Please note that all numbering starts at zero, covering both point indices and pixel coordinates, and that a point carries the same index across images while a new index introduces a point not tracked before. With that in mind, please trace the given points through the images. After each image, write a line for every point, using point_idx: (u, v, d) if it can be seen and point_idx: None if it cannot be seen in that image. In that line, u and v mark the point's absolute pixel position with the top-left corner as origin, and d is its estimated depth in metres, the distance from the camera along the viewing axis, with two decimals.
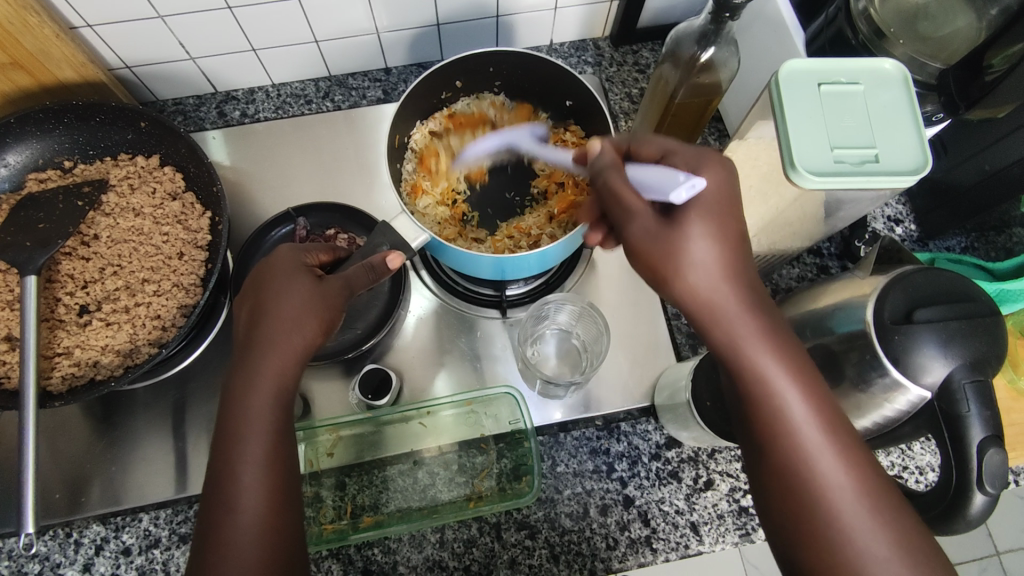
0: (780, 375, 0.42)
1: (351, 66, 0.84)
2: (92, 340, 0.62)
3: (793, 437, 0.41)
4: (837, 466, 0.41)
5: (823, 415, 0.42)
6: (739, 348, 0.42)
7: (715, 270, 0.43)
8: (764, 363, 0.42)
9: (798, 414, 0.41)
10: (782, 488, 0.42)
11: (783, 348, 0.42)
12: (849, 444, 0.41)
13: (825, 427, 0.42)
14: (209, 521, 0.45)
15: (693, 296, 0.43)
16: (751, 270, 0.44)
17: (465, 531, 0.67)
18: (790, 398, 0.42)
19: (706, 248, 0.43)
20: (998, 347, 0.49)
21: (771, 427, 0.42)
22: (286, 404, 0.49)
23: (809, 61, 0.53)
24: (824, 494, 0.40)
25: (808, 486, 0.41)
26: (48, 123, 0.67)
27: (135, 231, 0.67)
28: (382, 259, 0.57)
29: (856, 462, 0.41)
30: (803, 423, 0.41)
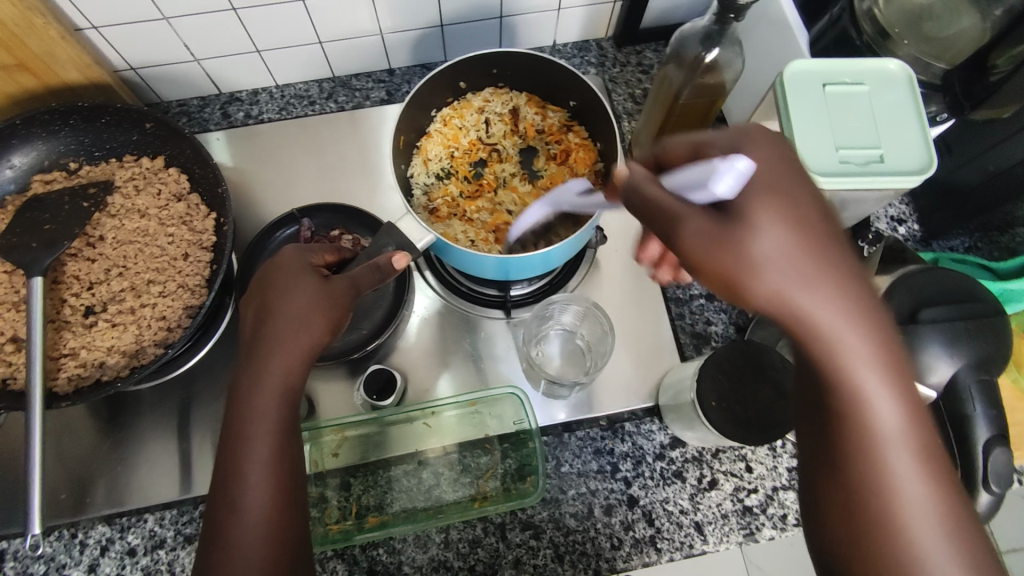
0: (876, 389, 0.37)
1: (355, 67, 0.84)
2: (98, 341, 0.62)
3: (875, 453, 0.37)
4: (917, 483, 0.36)
5: (916, 438, 0.37)
6: (826, 353, 0.37)
7: (795, 277, 0.37)
8: (862, 378, 0.37)
9: (889, 428, 0.37)
10: (848, 509, 0.38)
11: (884, 360, 0.37)
12: (943, 474, 0.37)
13: (920, 455, 0.37)
14: (216, 520, 0.45)
15: (759, 293, 0.37)
16: (859, 276, 0.38)
17: (470, 532, 0.67)
18: (880, 410, 0.37)
19: (697, 222, 0.38)
20: (1003, 347, 0.49)
21: (851, 438, 0.37)
22: (292, 404, 0.49)
23: (814, 62, 0.53)
24: (901, 520, 0.36)
25: (879, 512, 0.37)
26: (53, 125, 0.67)
27: (140, 232, 0.67)
28: (388, 259, 0.57)
29: (936, 464, 0.36)
30: (892, 440, 0.37)
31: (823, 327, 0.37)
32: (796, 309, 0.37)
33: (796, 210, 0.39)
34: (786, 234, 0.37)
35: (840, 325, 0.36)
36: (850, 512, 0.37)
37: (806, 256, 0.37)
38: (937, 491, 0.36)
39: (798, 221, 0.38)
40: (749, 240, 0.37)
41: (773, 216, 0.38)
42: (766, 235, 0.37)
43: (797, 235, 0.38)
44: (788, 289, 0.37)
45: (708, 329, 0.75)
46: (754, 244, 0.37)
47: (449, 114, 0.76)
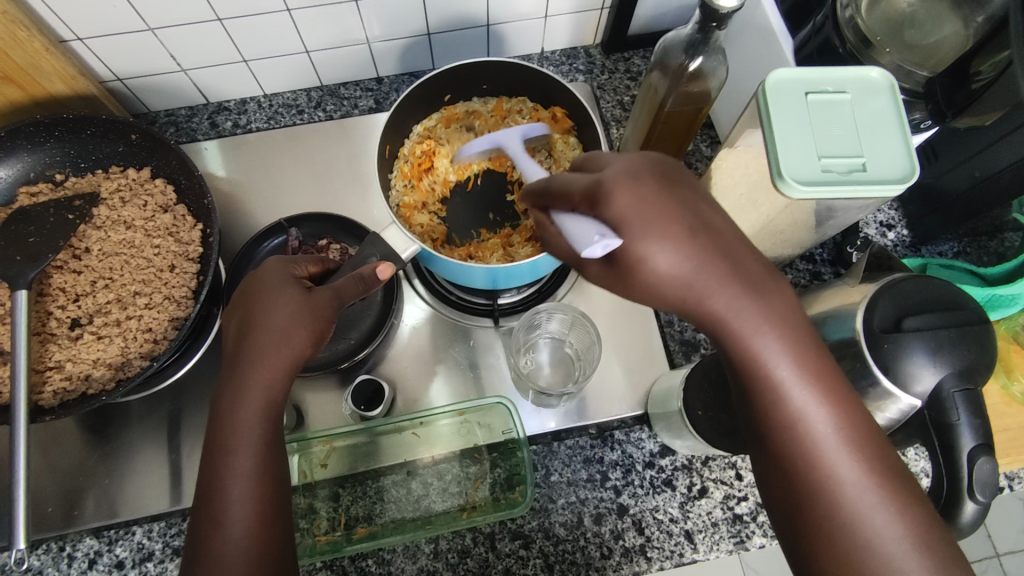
0: (781, 355, 0.39)
1: (343, 76, 0.84)
2: (83, 354, 0.62)
3: (787, 414, 0.39)
4: (842, 445, 0.39)
5: (825, 390, 0.40)
6: (736, 334, 0.40)
7: (686, 275, 0.40)
8: (758, 346, 0.39)
9: (799, 396, 0.39)
10: (786, 475, 0.40)
11: (785, 329, 0.40)
12: (858, 422, 0.40)
13: (843, 425, 0.39)
14: (198, 535, 0.45)
15: (661, 287, 0.41)
16: (737, 251, 0.41)
17: (459, 542, 0.67)
18: (786, 379, 0.39)
19: (666, 256, 0.40)
20: (988, 355, 0.49)
21: (767, 411, 0.40)
22: (276, 416, 0.49)
23: (796, 71, 0.53)
24: (833, 485, 0.39)
25: (817, 476, 0.39)
26: (39, 137, 0.67)
27: (126, 243, 0.67)
28: (372, 270, 0.57)
29: (858, 442, 0.39)
30: (805, 404, 0.39)
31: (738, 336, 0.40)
32: (703, 281, 0.40)
33: (660, 215, 0.41)
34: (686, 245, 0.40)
35: (735, 304, 0.40)
36: (790, 475, 0.40)
37: (700, 260, 0.40)
38: (860, 453, 0.39)
39: (679, 233, 0.40)
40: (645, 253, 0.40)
41: (662, 233, 0.40)
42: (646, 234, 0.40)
43: (688, 250, 0.40)
44: (679, 270, 0.40)
45: (697, 336, 0.75)
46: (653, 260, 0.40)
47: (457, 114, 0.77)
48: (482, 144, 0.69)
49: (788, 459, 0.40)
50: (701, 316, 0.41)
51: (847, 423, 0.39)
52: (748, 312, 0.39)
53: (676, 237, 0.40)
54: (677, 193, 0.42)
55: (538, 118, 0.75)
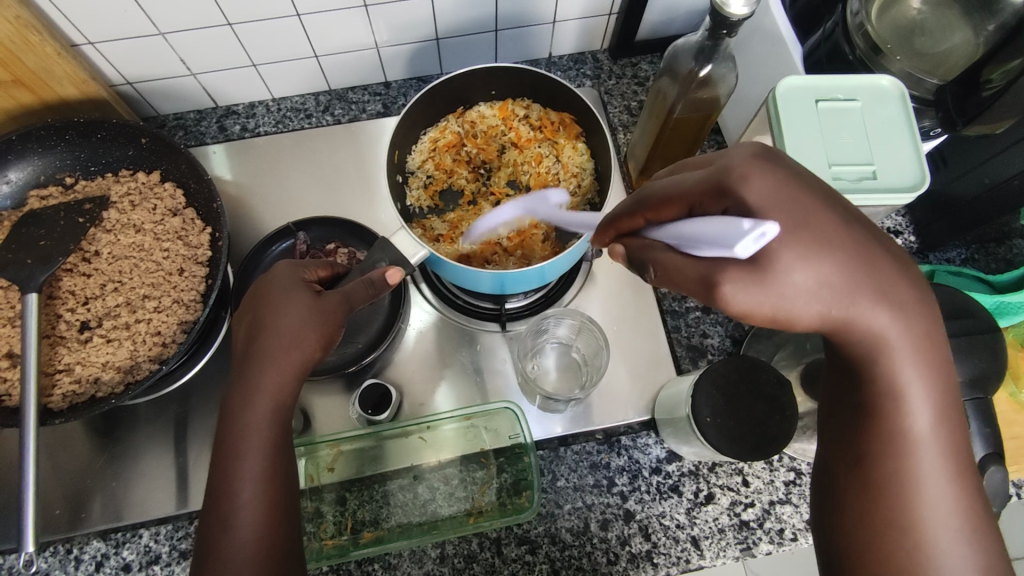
0: (921, 372, 0.36)
1: (351, 80, 0.84)
2: (93, 357, 0.62)
3: (899, 446, 0.37)
4: (939, 479, 0.37)
5: (946, 419, 0.37)
6: (853, 341, 0.36)
7: (821, 290, 0.34)
8: (903, 370, 0.36)
9: (915, 421, 0.37)
10: (864, 491, 0.38)
11: (934, 349, 0.36)
12: (955, 440, 0.38)
13: (954, 462, 0.37)
14: (207, 537, 0.45)
15: (753, 311, 0.34)
16: (884, 259, 0.35)
17: (466, 547, 0.67)
18: (910, 391, 0.36)
19: (808, 273, 0.33)
20: (997, 363, 0.49)
21: (882, 425, 0.38)
22: (284, 419, 0.49)
23: (806, 78, 0.53)
24: (916, 509, 0.37)
25: (900, 496, 0.37)
26: (49, 140, 0.67)
27: (136, 247, 0.67)
28: (381, 275, 0.57)
29: (961, 477, 0.37)
30: (920, 415, 0.37)
31: (873, 345, 0.36)
32: (838, 289, 0.33)
33: (815, 220, 0.34)
34: (815, 257, 0.33)
35: (829, 317, 0.34)
36: (871, 492, 0.38)
37: (842, 274, 0.34)
38: (955, 480, 0.37)
39: (829, 246, 0.34)
40: (783, 272, 0.33)
41: (800, 244, 0.33)
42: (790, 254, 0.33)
43: (830, 263, 0.34)
44: (817, 288, 0.33)
45: (704, 342, 0.75)
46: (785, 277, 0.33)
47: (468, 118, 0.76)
48: (503, 214, 0.67)
49: (875, 476, 0.38)
50: (826, 327, 0.36)
51: (956, 453, 0.37)
52: (875, 326, 0.35)
53: (815, 246, 0.33)
54: (808, 177, 0.36)
55: (546, 122, 0.75)
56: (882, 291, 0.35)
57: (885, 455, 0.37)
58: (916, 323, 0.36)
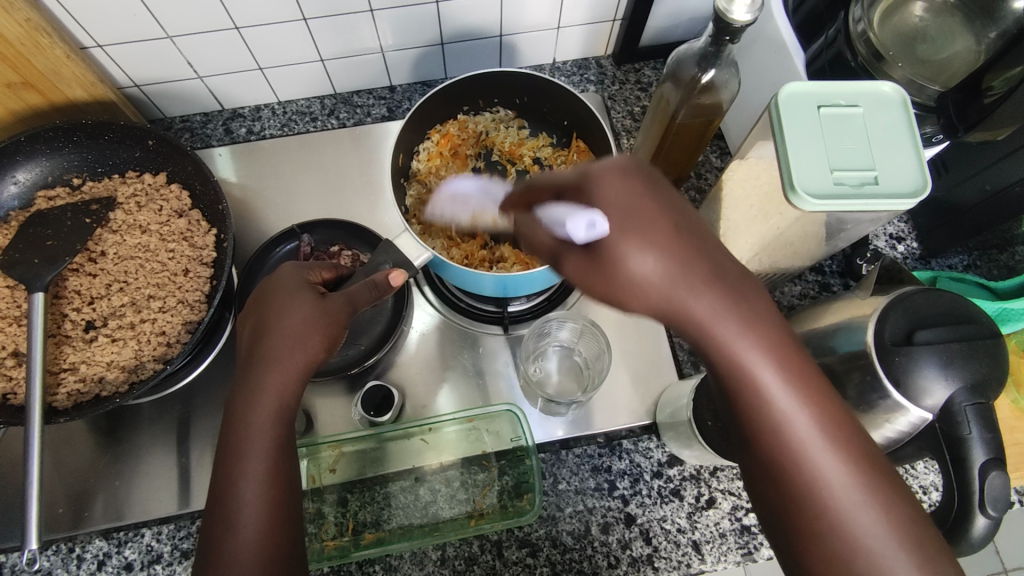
0: (751, 349, 0.39)
1: (356, 84, 0.85)
2: (98, 356, 0.62)
3: (768, 423, 0.39)
4: (828, 456, 0.38)
5: (805, 396, 0.39)
6: (703, 330, 0.40)
7: (660, 279, 0.40)
8: (751, 362, 0.39)
9: (784, 409, 0.39)
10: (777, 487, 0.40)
11: (758, 327, 0.39)
12: (839, 423, 0.39)
13: (830, 439, 0.39)
14: (210, 537, 0.46)
15: (644, 290, 0.40)
16: (714, 254, 0.41)
17: (467, 549, 0.67)
18: (763, 375, 0.39)
19: (646, 263, 0.40)
20: (999, 370, 0.49)
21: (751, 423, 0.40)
22: (288, 420, 0.49)
23: (808, 84, 0.53)
24: (817, 481, 0.38)
25: (806, 484, 0.38)
26: (57, 142, 0.68)
27: (141, 247, 0.68)
28: (385, 276, 0.57)
29: (842, 447, 0.39)
30: (785, 409, 0.39)
31: (706, 334, 0.40)
32: (656, 283, 0.40)
33: (643, 213, 0.41)
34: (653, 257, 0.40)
35: (717, 308, 0.39)
36: (783, 488, 0.39)
37: (677, 263, 0.40)
38: (842, 453, 0.39)
39: (662, 236, 0.40)
40: (631, 261, 0.40)
41: (638, 236, 0.40)
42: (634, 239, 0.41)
43: (668, 250, 0.40)
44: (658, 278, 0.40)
45: None
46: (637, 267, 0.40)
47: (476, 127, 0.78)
48: (466, 185, 0.71)
49: (770, 460, 0.40)
50: (684, 325, 0.40)
51: (825, 423, 0.39)
52: (723, 308, 0.39)
53: (657, 240, 0.40)
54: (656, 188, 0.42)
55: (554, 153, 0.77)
56: (708, 280, 0.40)
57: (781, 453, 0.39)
58: (748, 292, 0.40)
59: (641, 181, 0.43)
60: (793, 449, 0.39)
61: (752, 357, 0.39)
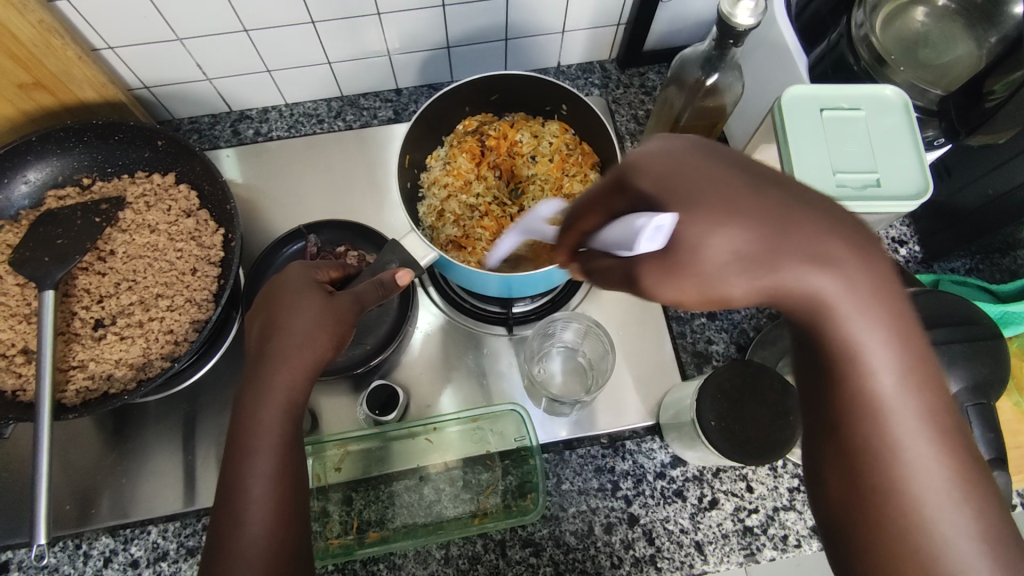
0: (864, 328, 0.33)
1: (363, 87, 0.86)
2: (106, 354, 0.63)
3: (873, 424, 0.33)
4: (938, 469, 0.33)
5: (920, 396, 0.33)
6: (819, 306, 0.33)
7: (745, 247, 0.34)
8: (858, 330, 0.33)
9: (896, 408, 0.33)
10: (858, 503, 0.34)
11: (882, 311, 0.33)
12: (961, 446, 0.33)
13: (942, 450, 0.33)
14: (218, 533, 0.46)
15: (706, 265, 0.34)
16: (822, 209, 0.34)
17: (470, 548, 0.67)
18: (877, 368, 0.33)
19: (729, 237, 0.34)
20: (1001, 370, 0.50)
21: (853, 426, 0.34)
22: (295, 418, 0.50)
23: (811, 87, 0.54)
24: (917, 497, 0.33)
25: (900, 499, 0.33)
26: (68, 142, 0.69)
27: (150, 247, 0.68)
28: (391, 276, 0.58)
29: (958, 462, 0.33)
30: (897, 413, 0.33)
31: (816, 312, 0.34)
32: (746, 249, 0.33)
33: (714, 179, 0.35)
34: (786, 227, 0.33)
35: (828, 275, 0.33)
36: (860, 491, 0.34)
37: (768, 232, 0.33)
38: (954, 469, 0.33)
39: (743, 202, 0.34)
40: (718, 229, 0.34)
41: (709, 209, 0.34)
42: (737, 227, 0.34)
43: (752, 213, 0.34)
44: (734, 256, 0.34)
45: (709, 348, 0.75)
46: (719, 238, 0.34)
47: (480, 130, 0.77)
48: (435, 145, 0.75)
49: (858, 465, 0.34)
50: (784, 298, 0.34)
51: (940, 434, 0.33)
52: (842, 287, 0.33)
53: (740, 207, 0.34)
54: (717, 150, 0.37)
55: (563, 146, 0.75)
56: (834, 263, 0.33)
57: (876, 459, 0.33)
58: (879, 279, 0.34)
59: (692, 149, 0.37)
60: (899, 462, 0.33)
61: (870, 347, 0.33)
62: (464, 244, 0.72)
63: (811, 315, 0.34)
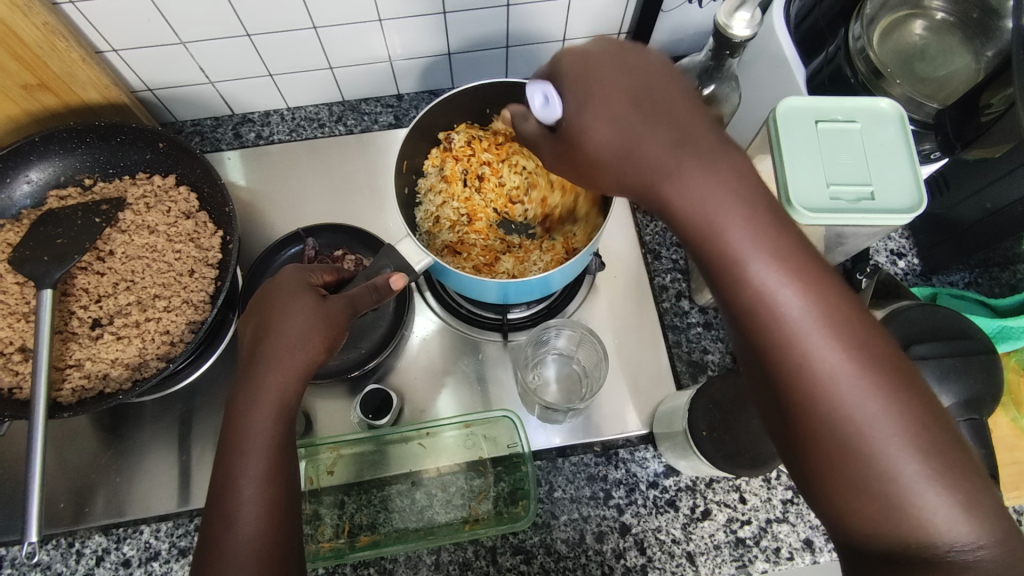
0: (742, 228, 0.39)
1: (364, 92, 0.86)
2: (103, 353, 0.63)
3: (765, 314, 0.38)
4: (831, 349, 0.37)
5: (804, 285, 0.38)
6: (701, 211, 0.40)
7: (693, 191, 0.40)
8: (737, 232, 0.39)
9: (790, 307, 0.38)
10: (790, 413, 0.38)
11: (752, 208, 0.39)
12: (848, 325, 0.38)
13: (833, 335, 0.37)
14: (210, 535, 0.46)
15: (609, 160, 0.44)
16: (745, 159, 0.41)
17: (461, 554, 0.67)
18: (756, 263, 0.39)
19: (608, 132, 0.43)
20: (994, 386, 0.49)
21: (752, 312, 0.39)
22: (287, 420, 0.50)
23: (806, 100, 0.54)
24: (823, 382, 0.37)
25: (801, 371, 0.37)
26: (71, 142, 0.69)
27: (149, 248, 0.69)
28: (385, 280, 0.58)
29: (850, 339, 0.37)
30: (780, 296, 0.38)
31: (699, 217, 0.40)
32: (637, 158, 0.42)
33: (612, 89, 0.44)
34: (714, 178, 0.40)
35: (697, 178, 0.40)
36: (781, 389, 0.38)
37: (643, 127, 0.42)
38: (845, 345, 0.37)
39: (624, 108, 0.43)
40: (678, 183, 0.41)
41: (600, 103, 0.44)
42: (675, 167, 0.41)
43: (626, 114, 0.43)
44: (630, 150, 0.42)
45: (705, 358, 0.75)
46: (680, 188, 0.40)
47: (475, 136, 0.76)
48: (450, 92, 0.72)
49: (769, 360, 0.38)
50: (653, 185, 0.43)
51: (825, 314, 0.38)
52: (713, 181, 0.40)
53: (620, 112, 0.43)
54: (629, 68, 0.45)
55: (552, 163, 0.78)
56: (744, 201, 0.40)
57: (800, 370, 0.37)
58: (777, 208, 0.40)
59: (608, 62, 0.45)
60: (798, 349, 0.37)
61: (744, 243, 0.39)
62: (458, 250, 0.73)
63: (692, 212, 0.40)
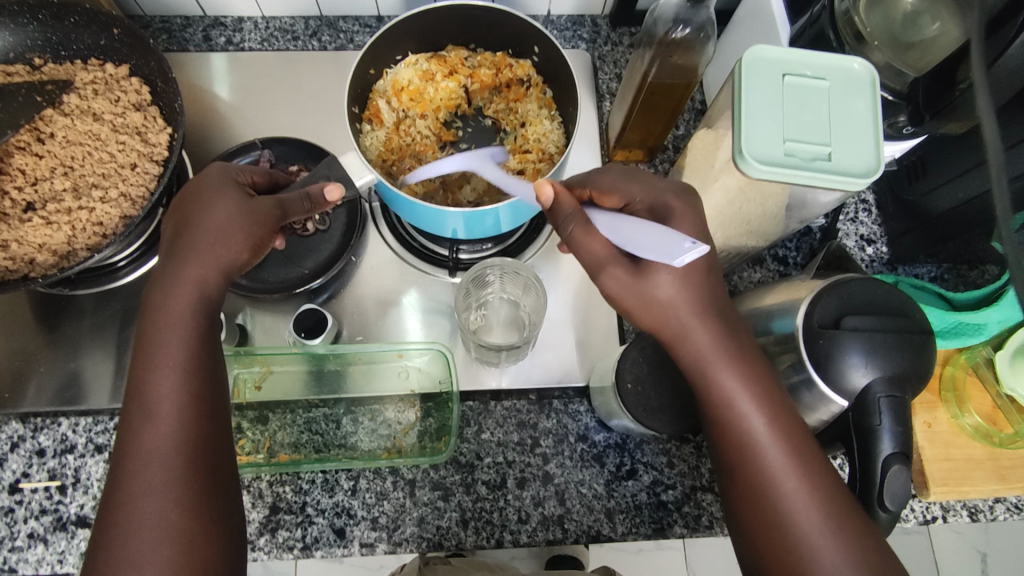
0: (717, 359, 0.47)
1: (342, 9, 0.83)
2: (30, 237, 0.61)
3: (733, 422, 0.46)
4: (786, 467, 0.45)
5: (775, 420, 0.46)
6: (678, 328, 0.48)
7: (680, 285, 0.48)
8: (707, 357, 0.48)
9: (756, 428, 0.46)
10: (741, 483, 0.46)
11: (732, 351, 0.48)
12: (809, 466, 0.45)
13: (793, 462, 0.45)
14: (127, 428, 0.45)
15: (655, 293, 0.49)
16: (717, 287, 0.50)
17: (378, 484, 0.66)
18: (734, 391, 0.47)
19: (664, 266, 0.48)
20: (923, 367, 0.48)
21: (728, 423, 0.47)
22: (208, 313, 0.49)
23: (774, 50, 0.51)
24: (773, 489, 0.45)
25: (754, 476, 0.45)
26: (22, 17, 0.66)
27: (91, 135, 0.66)
28: (321, 190, 0.55)
29: (807, 468, 0.45)
30: (752, 420, 0.46)
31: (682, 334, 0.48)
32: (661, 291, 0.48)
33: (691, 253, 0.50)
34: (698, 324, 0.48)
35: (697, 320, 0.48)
36: (748, 498, 0.46)
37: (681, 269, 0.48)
38: (800, 471, 0.45)
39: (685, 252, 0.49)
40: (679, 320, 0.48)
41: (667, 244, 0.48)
42: (688, 318, 0.48)
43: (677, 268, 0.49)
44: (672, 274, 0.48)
45: None
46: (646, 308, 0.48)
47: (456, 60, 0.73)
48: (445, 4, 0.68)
49: (737, 463, 0.46)
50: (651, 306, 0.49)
51: (786, 443, 0.46)
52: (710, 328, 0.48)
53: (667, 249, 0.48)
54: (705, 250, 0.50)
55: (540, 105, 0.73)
56: (722, 332, 0.48)
57: (727, 432, 0.47)
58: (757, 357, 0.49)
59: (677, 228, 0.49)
60: (758, 463, 0.45)
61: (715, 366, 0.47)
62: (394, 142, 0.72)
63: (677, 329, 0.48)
